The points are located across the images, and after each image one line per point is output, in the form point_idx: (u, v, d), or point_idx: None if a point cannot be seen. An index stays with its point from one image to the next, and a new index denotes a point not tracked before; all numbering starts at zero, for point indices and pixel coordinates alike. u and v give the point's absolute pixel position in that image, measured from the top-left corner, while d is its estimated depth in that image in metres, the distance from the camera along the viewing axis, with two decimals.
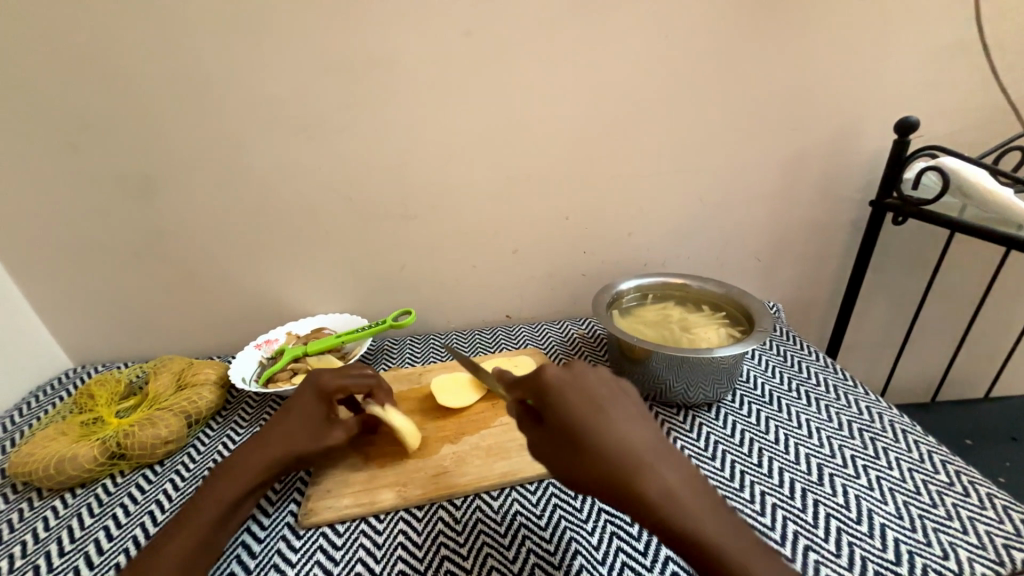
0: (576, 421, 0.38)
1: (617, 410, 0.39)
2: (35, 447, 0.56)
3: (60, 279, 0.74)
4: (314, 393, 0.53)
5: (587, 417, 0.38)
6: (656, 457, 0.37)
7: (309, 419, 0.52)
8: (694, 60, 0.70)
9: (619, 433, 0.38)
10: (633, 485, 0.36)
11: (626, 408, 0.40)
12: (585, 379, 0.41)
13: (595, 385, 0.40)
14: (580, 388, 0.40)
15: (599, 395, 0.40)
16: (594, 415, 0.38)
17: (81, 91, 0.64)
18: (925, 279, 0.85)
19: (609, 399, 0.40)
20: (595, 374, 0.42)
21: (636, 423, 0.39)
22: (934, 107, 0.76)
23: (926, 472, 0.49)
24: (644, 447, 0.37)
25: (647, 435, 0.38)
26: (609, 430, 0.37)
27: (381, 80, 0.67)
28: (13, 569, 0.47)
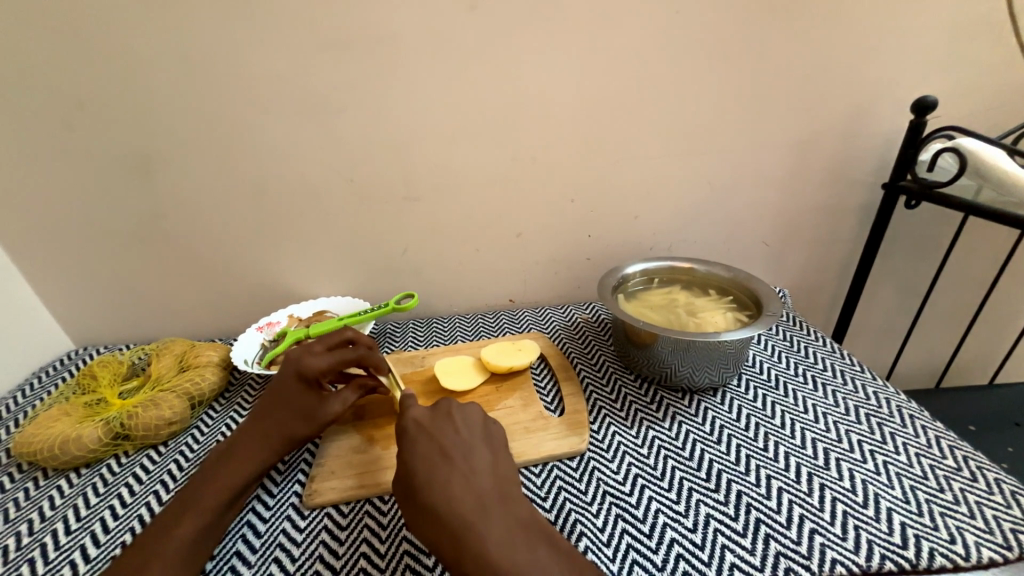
0: (419, 467, 0.41)
1: (465, 462, 0.42)
2: (39, 427, 0.56)
3: (59, 260, 0.74)
4: (295, 377, 0.53)
5: (432, 469, 0.41)
6: (487, 513, 0.38)
7: (297, 403, 0.52)
8: (708, 35, 0.67)
9: (455, 487, 0.39)
10: (456, 543, 0.36)
11: (478, 464, 0.42)
12: (442, 430, 0.44)
13: (451, 439, 0.44)
14: (433, 441, 0.43)
15: (451, 446, 0.43)
16: (438, 466, 0.41)
17: (74, 66, 0.62)
18: (936, 264, 0.84)
19: (462, 454, 0.42)
20: (464, 430, 0.45)
21: (477, 479, 0.40)
22: (952, 87, 0.73)
23: (933, 457, 0.48)
24: (475, 501, 0.39)
25: (484, 488, 0.40)
26: (443, 482, 0.40)
27: (383, 55, 0.65)
28: (20, 547, 0.47)
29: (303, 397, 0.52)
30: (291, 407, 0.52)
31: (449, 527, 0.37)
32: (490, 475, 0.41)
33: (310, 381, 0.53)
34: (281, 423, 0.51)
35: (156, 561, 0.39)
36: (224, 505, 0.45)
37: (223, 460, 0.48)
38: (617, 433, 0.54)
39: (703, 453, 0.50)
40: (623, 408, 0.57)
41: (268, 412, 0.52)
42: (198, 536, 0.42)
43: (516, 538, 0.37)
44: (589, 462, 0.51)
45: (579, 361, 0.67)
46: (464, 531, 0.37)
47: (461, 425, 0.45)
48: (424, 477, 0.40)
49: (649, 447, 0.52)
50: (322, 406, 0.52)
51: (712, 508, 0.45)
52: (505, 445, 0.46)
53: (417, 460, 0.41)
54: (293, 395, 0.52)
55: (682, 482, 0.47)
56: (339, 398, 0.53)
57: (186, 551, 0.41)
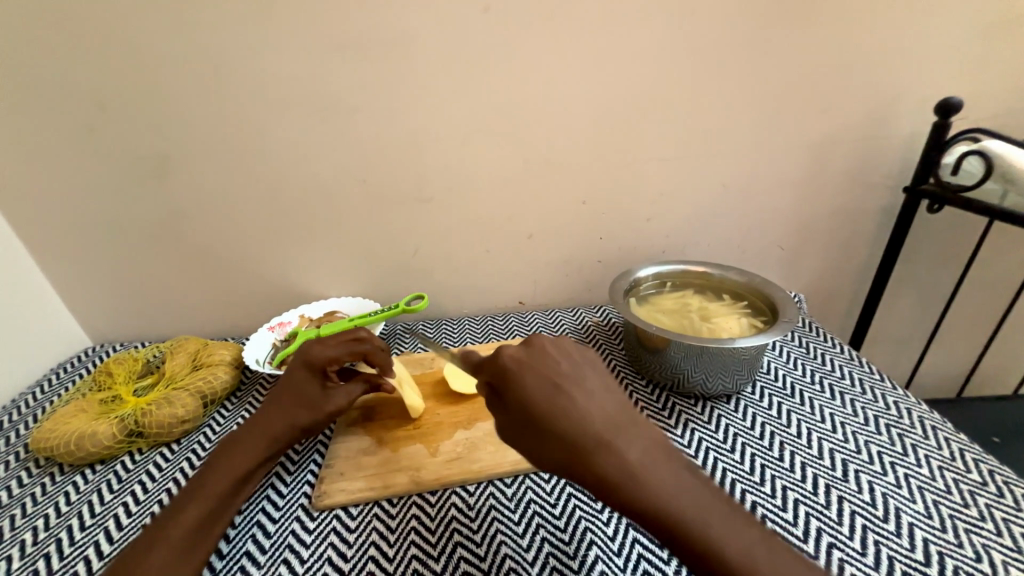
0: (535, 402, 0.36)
1: (577, 389, 0.37)
2: (56, 423, 0.57)
3: (77, 259, 0.75)
4: (305, 367, 0.53)
5: (550, 400, 0.36)
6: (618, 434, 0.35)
7: (304, 393, 0.52)
8: (722, 37, 0.67)
9: (580, 410, 0.36)
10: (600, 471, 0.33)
11: (591, 387, 0.38)
12: (545, 358, 0.39)
13: (558, 365, 0.39)
14: (542, 369, 0.38)
15: (559, 376, 0.38)
16: (554, 396, 0.36)
17: (95, 71, 0.63)
18: (958, 269, 0.81)
19: (573, 380, 0.38)
20: (563, 356, 0.40)
21: (597, 401, 0.36)
22: (978, 87, 0.71)
23: (957, 471, 0.47)
24: (603, 426, 0.35)
25: (606, 409, 0.36)
26: (565, 407, 0.36)
27: (395, 56, 0.65)
28: (36, 542, 0.48)
29: (309, 385, 0.53)
30: (297, 395, 0.52)
31: (573, 446, 0.34)
32: (609, 396, 0.38)
33: (318, 371, 0.53)
34: (287, 412, 0.51)
35: (161, 546, 0.39)
36: (230, 494, 0.45)
37: (231, 449, 0.48)
38: None
39: (717, 462, 0.49)
40: None
41: (274, 399, 0.52)
42: (203, 525, 0.42)
43: (654, 458, 0.34)
44: None
45: None
46: (597, 449, 0.34)
47: (559, 354, 0.40)
48: (544, 410, 0.36)
49: None
50: (328, 397, 0.53)
51: None
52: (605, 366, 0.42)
53: (533, 391, 0.37)
54: (300, 383, 0.53)
55: None
56: (345, 389, 0.54)
57: (191, 539, 0.41)
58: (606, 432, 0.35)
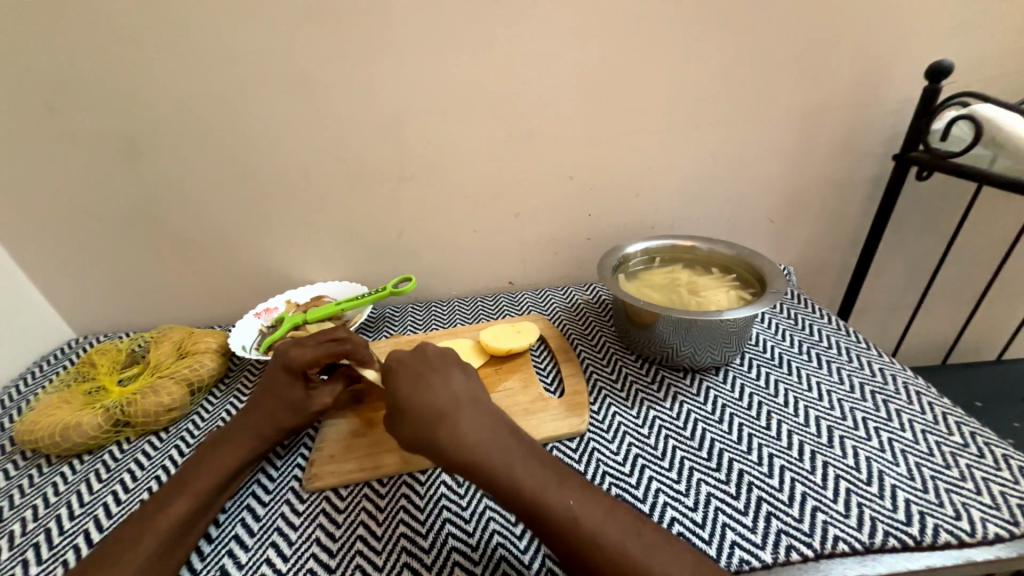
0: (400, 383, 0.44)
1: (438, 376, 0.45)
2: (40, 415, 0.56)
3: (53, 248, 0.73)
4: (282, 369, 0.52)
5: (409, 381, 0.44)
6: (457, 410, 0.42)
7: (283, 394, 0.51)
8: (712, 1, 0.64)
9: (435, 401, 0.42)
10: (433, 435, 0.40)
11: (452, 379, 0.45)
12: (422, 353, 0.48)
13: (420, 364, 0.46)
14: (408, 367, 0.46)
15: (427, 365, 0.46)
16: (416, 380, 0.44)
17: (55, 48, 0.60)
18: (946, 237, 0.81)
19: (438, 371, 0.46)
20: (435, 355, 0.48)
21: (452, 386, 0.44)
22: (972, 49, 0.70)
23: (940, 434, 0.48)
24: (450, 402, 0.43)
25: (458, 393, 0.44)
26: (420, 394, 0.43)
27: (372, 27, 0.62)
28: (25, 532, 0.47)
29: (291, 388, 0.51)
30: (281, 398, 0.51)
31: (422, 418, 0.41)
32: (464, 386, 0.45)
33: (298, 374, 0.52)
34: (270, 416, 0.50)
35: (143, 541, 0.40)
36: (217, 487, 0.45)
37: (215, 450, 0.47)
38: (618, 414, 0.53)
39: (704, 433, 0.50)
40: (624, 389, 0.57)
41: (256, 404, 0.51)
42: (188, 519, 0.42)
43: (488, 432, 0.41)
44: (588, 443, 0.50)
45: (579, 343, 0.66)
46: (437, 423, 0.41)
47: (432, 352, 0.48)
48: (405, 390, 0.44)
49: (650, 427, 0.51)
50: (310, 399, 0.52)
51: (713, 487, 0.44)
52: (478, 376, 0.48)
53: (399, 383, 0.44)
54: (284, 387, 0.51)
55: (683, 462, 0.47)
56: (326, 390, 0.53)
57: (174, 534, 0.41)
58: (451, 410, 0.42)
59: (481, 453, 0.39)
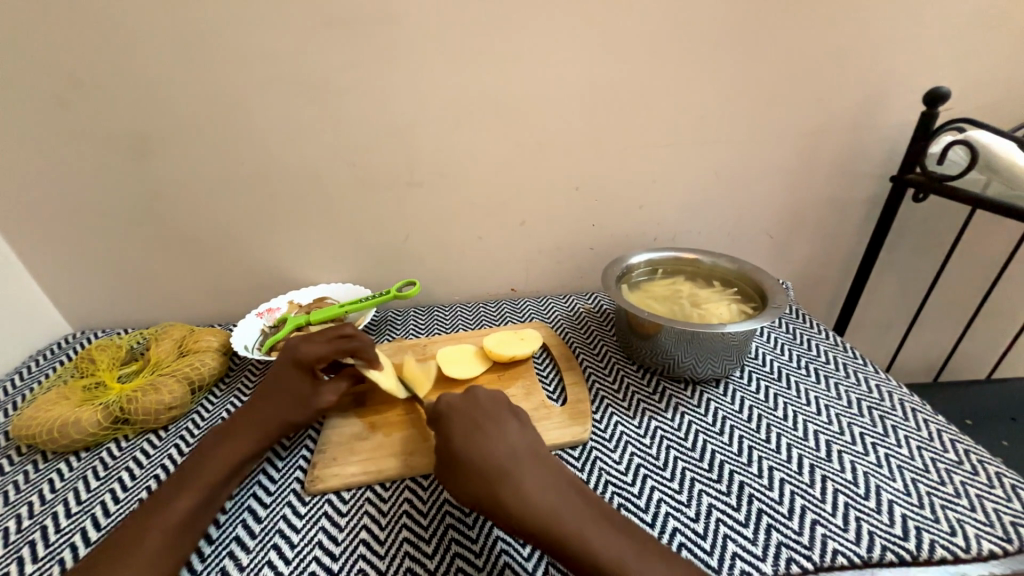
0: (455, 435, 0.44)
1: (494, 427, 0.44)
2: (38, 411, 0.56)
3: (53, 242, 0.72)
4: (293, 364, 0.53)
5: (466, 433, 0.43)
6: (517, 466, 0.41)
7: (293, 389, 0.52)
8: (718, 22, 0.66)
9: (488, 442, 0.43)
10: (495, 492, 0.39)
11: (508, 429, 0.45)
12: (476, 400, 0.47)
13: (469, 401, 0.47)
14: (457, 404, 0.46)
15: (482, 414, 0.45)
16: (471, 432, 0.44)
17: (68, 42, 0.60)
18: (939, 258, 0.83)
19: (493, 422, 0.45)
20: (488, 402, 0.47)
21: (511, 437, 0.44)
22: (967, 76, 0.72)
23: (936, 451, 0.48)
24: (510, 457, 0.42)
25: (516, 446, 0.43)
26: (476, 447, 0.42)
27: (386, 34, 0.63)
28: (21, 529, 0.47)
29: (299, 382, 0.52)
30: (288, 392, 0.52)
31: (482, 474, 0.40)
32: (520, 437, 0.44)
33: (307, 368, 0.53)
34: (276, 410, 0.51)
35: (152, 535, 0.40)
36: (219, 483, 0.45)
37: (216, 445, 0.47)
38: (620, 423, 0.54)
39: (705, 444, 0.50)
40: (626, 399, 0.57)
41: (263, 399, 0.51)
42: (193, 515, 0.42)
43: (550, 488, 0.40)
44: (591, 451, 0.51)
45: (581, 352, 0.66)
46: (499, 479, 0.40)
47: (485, 399, 0.47)
48: (462, 443, 0.43)
49: (651, 438, 0.52)
50: (317, 395, 0.52)
51: (714, 498, 0.45)
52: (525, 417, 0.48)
53: (454, 432, 0.44)
54: (291, 380, 0.52)
55: (684, 473, 0.47)
56: (332, 387, 0.54)
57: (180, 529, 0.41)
58: (511, 464, 0.41)
59: (547, 512, 0.38)
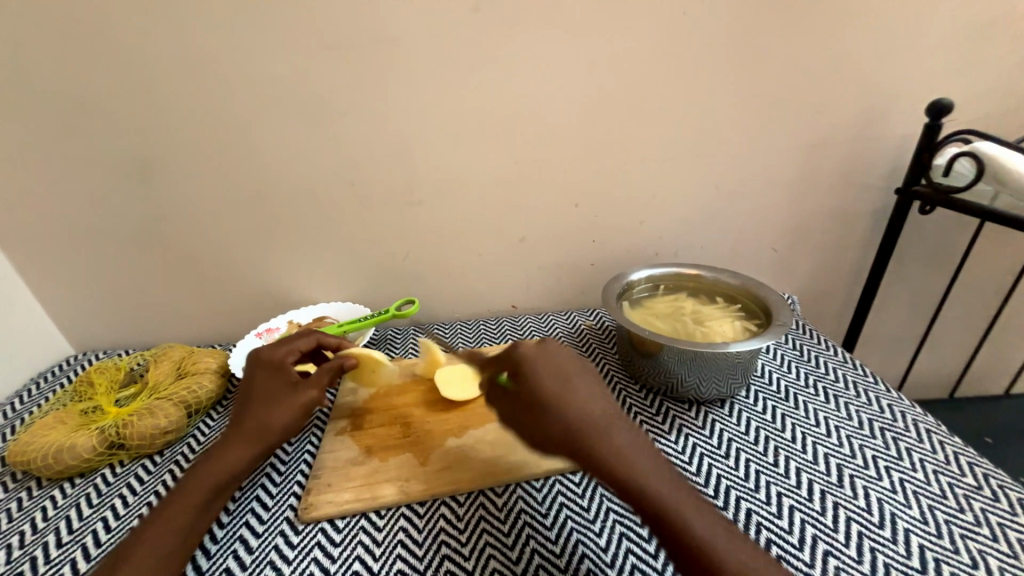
0: (549, 391, 0.43)
1: (582, 385, 0.44)
2: (34, 436, 0.55)
3: (58, 264, 0.73)
4: (266, 368, 0.52)
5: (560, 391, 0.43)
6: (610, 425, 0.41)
7: (273, 387, 0.50)
8: (714, 38, 0.66)
9: (577, 406, 0.42)
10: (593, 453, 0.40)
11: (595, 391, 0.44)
12: (554, 356, 0.46)
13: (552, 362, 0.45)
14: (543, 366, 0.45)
15: (568, 371, 0.45)
16: (563, 386, 0.43)
17: (75, 70, 0.62)
18: (950, 270, 0.81)
19: (580, 380, 0.44)
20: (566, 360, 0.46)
21: (600, 398, 0.44)
22: (969, 87, 0.71)
23: (952, 475, 0.46)
24: (605, 416, 0.42)
25: (607, 407, 0.43)
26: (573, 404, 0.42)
27: (384, 57, 0.64)
28: (10, 560, 0.46)
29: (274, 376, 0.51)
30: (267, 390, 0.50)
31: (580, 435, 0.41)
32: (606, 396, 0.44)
33: (279, 369, 0.52)
34: (253, 410, 0.49)
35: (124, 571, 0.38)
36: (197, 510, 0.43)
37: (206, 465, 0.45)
38: None
39: (711, 468, 0.49)
40: None
41: (241, 401, 0.50)
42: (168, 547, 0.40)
43: (643, 453, 0.41)
44: (592, 477, 0.50)
45: None
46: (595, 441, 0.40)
47: (560, 358, 0.46)
48: (555, 397, 0.42)
49: None
50: (298, 392, 0.51)
51: None
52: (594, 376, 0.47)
53: (545, 387, 0.43)
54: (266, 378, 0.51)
55: None
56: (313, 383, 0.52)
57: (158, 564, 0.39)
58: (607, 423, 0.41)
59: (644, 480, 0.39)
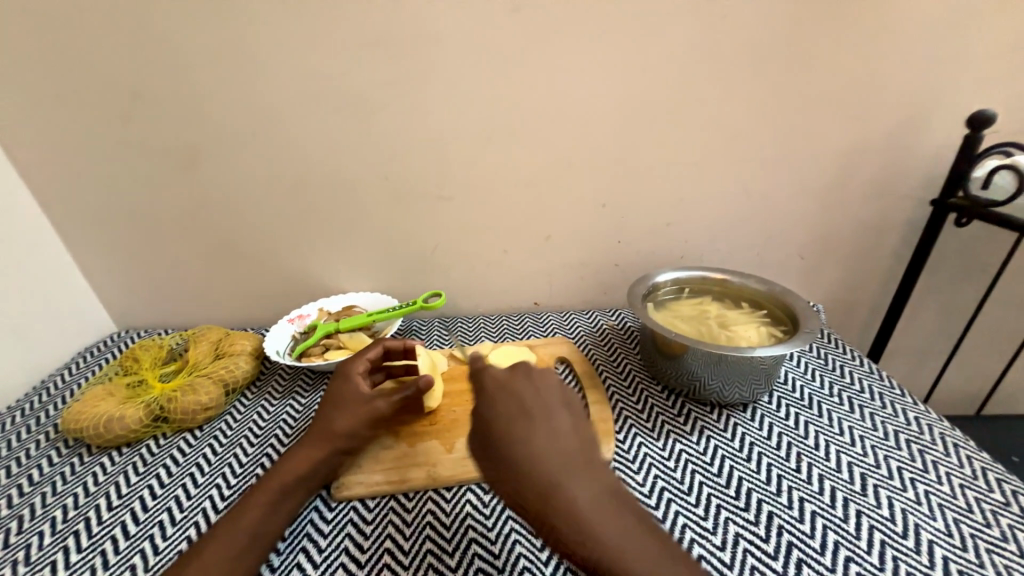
0: (508, 428, 0.40)
1: (544, 424, 0.40)
2: (85, 406, 0.59)
3: (106, 247, 0.77)
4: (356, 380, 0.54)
5: (517, 427, 0.40)
6: (569, 472, 0.38)
7: (353, 397, 0.52)
8: (751, 45, 0.66)
9: (533, 444, 0.39)
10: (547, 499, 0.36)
11: (561, 424, 0.41)
12: (521, 392, 0.42)
13: (548, 432, 0.40)
14: (540, 441, 0.39)
15: (531, 407, 0.41)
16: (524, 421, 0.40)
17: (130, 65, 0.65)
18: (984, 285, 0.80)
19: (544, 413, 0.41)
20: (543, 388, 0.43)
21: (562, 437, 0.40)
22: (1014, 101, 0.70)
23: (980, 490, 0.46)
24: (562, 459, 0.38)
25: (566, 447, 0.39)
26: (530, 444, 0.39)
27: (423, 56, 0.66)
28: (66, 519, 0.49)
29: (346, 384, 0.53)
30: (341, 400, 0.52)
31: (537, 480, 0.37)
32: (573, 435, 0.40)
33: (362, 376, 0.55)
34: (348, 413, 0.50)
35: None
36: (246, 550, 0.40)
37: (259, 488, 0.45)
38: (644, 445, 0.53)
39: (732, 471, 0.49)
40: (649, 419, 0.57)
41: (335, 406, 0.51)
42: None
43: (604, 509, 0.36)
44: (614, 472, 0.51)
45: (605, 369, 0.66)
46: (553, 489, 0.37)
47: (540, 386, 0.43)
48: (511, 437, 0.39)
49: (676, 460, 0.51)
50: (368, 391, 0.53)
51: (742, 527, 0.44)
52: (566, 405, 0.43)
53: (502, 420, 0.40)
54: (338, 388, 0.53)
55: (710, 498, 0.47)
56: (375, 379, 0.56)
57: None
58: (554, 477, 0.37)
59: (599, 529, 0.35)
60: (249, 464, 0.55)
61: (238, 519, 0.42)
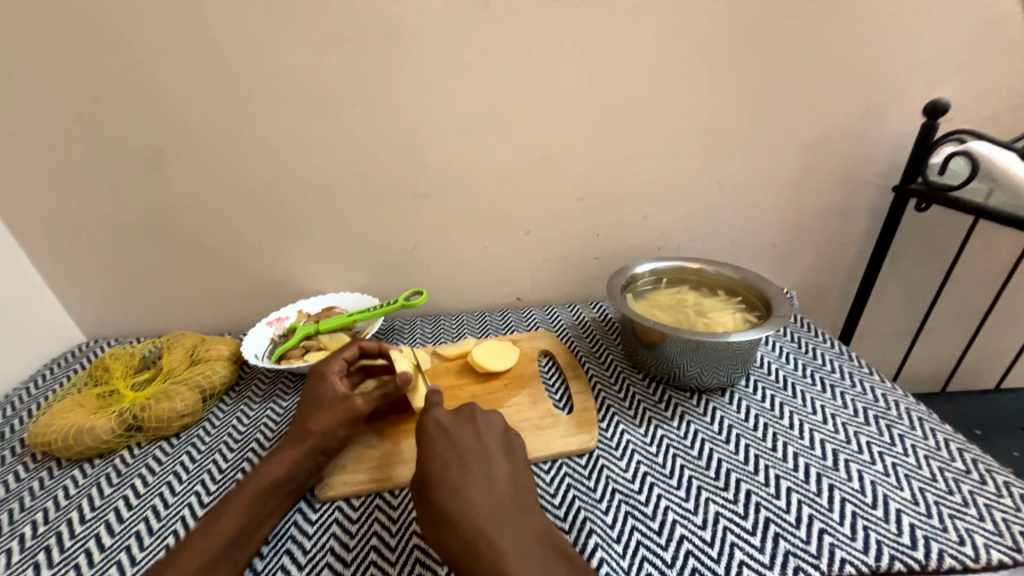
0: (442, 474, 0.41)
1: (478, 472, 0.42)
2: (52, 419, 0.56)
3: (70, 254, 0.74)
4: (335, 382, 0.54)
5: (451, 473, 0.41)
6: (498, 522, 0.38)
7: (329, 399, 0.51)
8: (719, 40, 0.68)
9: (465, 492, 0.40)
10: (472, 548, 0.36)
11: (496, 471, 0.43)
12: (460, 437, 0.45)
13: (480, 481, 0.41)
14: (473, 488, 0.40)
15: (468, 452, 0.43)
16: (460, 466, 0.42)
17: (90, 65, 0.63)
18: (945, 266, 0.83)
19: (480, 459, 0.43)
20: (484, 437, 0.46)
21: (496, 486, 0.41)
22: (967, 89, 0.73)
23: (943, 460, 0.49)
24: (492, 510, 0.39)
25: (498, 497, 0.40)
26: (461, 492, 0.40)
27: (395, 52, 0.65)
28: (36, 535, 0.48)
29: (323, 385, 0.53)
30: (317, 401, 0.52)
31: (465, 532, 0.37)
32: (508, 484, 0.42)
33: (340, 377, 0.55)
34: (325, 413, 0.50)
35: None
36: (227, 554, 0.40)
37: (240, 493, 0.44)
38: (626, 432, 0.54)
39: (712, 452, 0.51)
40: (631, 407, 0.58)
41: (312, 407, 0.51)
42: None
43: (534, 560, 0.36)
44: (598, 460, 0.51)
45: (587, 360, 0.67)
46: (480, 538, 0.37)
47: (482, 431, 0.46)
48: (444, 481, 0.41)
49: (658, 446, 0.52)
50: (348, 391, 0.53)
51: (722, 507, 0.45)
52: (504, 452, 0.45)
53: (438, 465, 0.42)
54: (314, 389, 0.53)
55: (691, 481, 0.48)
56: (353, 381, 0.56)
57: None
58: (484, 525, 0.38)
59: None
60: (229, 470, 0.54)
61: (218, 524, 0.41)
